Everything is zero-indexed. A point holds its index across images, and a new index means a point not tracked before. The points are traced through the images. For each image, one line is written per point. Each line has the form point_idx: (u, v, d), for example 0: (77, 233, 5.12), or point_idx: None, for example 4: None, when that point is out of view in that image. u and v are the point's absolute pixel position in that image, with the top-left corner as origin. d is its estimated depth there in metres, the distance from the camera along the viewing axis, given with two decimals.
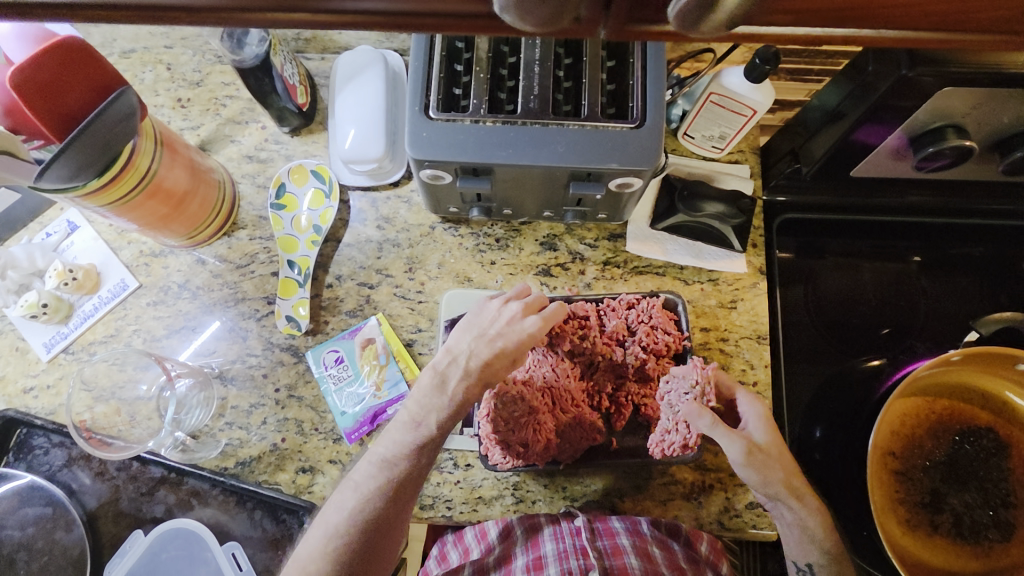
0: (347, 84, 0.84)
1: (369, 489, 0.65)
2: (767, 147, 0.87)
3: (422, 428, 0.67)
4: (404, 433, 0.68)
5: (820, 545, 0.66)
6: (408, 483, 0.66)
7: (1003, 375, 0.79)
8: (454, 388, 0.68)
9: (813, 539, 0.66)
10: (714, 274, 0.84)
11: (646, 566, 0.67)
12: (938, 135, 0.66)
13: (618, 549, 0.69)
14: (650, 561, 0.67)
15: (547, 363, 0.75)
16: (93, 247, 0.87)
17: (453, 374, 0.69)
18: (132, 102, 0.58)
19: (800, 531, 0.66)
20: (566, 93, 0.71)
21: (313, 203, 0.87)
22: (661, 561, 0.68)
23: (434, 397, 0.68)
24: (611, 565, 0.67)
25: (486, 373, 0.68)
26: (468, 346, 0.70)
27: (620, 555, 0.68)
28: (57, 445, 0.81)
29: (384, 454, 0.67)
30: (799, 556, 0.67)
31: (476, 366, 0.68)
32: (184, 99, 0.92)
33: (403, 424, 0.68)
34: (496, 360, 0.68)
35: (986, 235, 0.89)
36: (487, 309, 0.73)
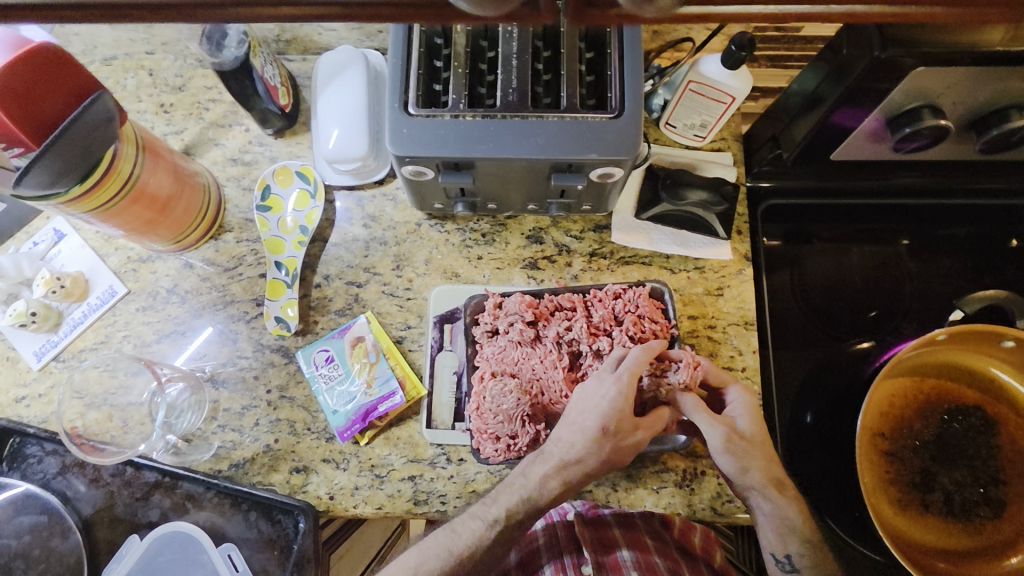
0: (328, 83, 0.84)
1: (432, 554, 0.71)
2: (749, 134, 0.87)
3: (492, 509, 0.70)
4: (476, 513, 0.71)
5: (799, 536, 0.68)
6: (471, 564, 0.69)
7: (988, 352, 0.80)
8: (535, 472, 0.70)
9: (793, 531, 0.68)
10: (700, 262, 0.84)
11: (640, 560, 0.75)
12: (915, 116, 0.66)
13: (611, 544, 0.77)
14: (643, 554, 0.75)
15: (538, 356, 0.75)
16: (80, 254, 0.87)
17: (542, 462, 0.70)
18: (108, 105, 0.59)
19: (780, 524, 0.68)
20: (546, 86, 0.71)
21: (299, 204, 0.87)
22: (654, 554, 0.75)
23: (529, 496, 0.69)
24: (606, 561, 0.75)
25: (577, 467, 0.68)
26: (572, 446, 0.68)
27: (613, 550, 0.76)
28: (51, 453, 0.81)
29: (455, 523, 0.72)
30: (778, 549, 0.68)
31: (567, 456, 0.68)
32: (167, 104, 0.92)
33: (485, 517, 0.70)
34: (586, 453, 0.68)
35: (970, 215, 0.89)
36: (590, 390, 0.70)
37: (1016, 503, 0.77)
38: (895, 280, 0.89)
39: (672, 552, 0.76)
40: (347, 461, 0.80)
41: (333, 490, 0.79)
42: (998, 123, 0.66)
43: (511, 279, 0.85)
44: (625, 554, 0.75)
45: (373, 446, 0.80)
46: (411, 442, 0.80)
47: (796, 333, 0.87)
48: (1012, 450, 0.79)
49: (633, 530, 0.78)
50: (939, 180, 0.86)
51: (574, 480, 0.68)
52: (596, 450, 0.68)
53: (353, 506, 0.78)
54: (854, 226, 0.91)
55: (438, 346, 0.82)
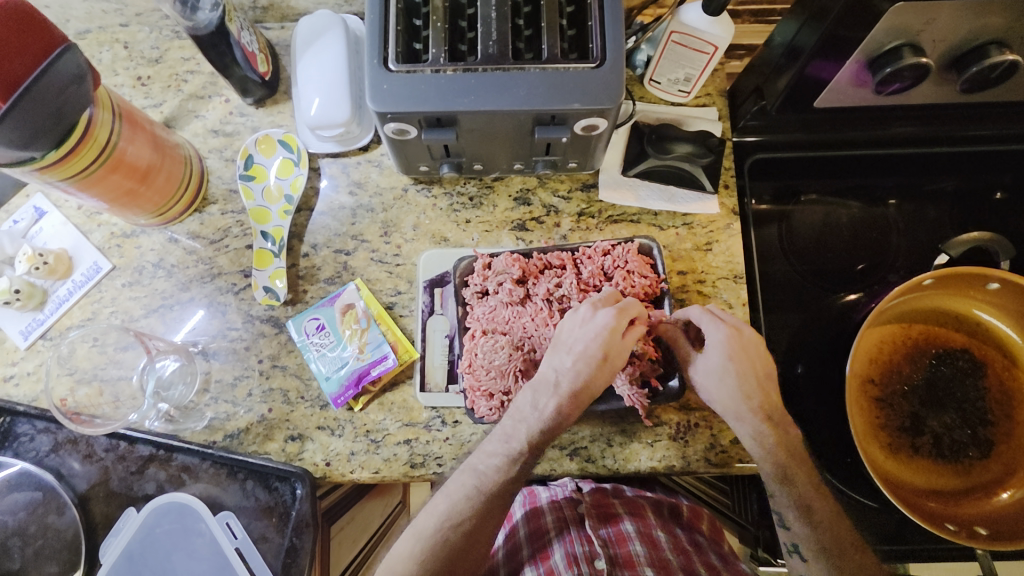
0: (307, 49, 0.83)
1: (459, 495, 0.69)
2: (733, 90, 0.87)
3: (513, 444, 0.69)
4: (496, 450, 0.70)
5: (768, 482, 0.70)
6: (498, 497, 0.68)
7: (972, 295, 0.82)
8: (546, 403, 0.69)
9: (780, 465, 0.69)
10: (688, 218, 0.85)
11: (651, 553, 0.75)
12: (895, 55, 0.66)
13: (623, 537, 0.79)
14: (655, 548, 0.76)
15: (530, 307, 0.76)
16: (63, 232, 0.86)
17: (544, 392, 0.69)
18: (79, 62, 0.59)
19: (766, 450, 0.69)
20: (527, 42, 0.70)
21: (282, 172, 0.86)
22: (665, 546, 0.77)
23: (527, 413, 0.69)
24: (618, 553, 0.76)
25: (586, 391, 0.68)
26: (556, 362, 0.70)
27: (626, 542, 0.77)
28: (42, 430, 0.81)
29: (475, 463, 0.70)
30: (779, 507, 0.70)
31: (569, 384, 0.69)
32: (144, 77, 0.90)
33: (495, 438, 0.71)
34: (581, 371, 0.68)
35: (958, 165, 0.89)
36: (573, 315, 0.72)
37: (1004, 442, 0.79)
38: (882, 233, 0.88)
39: (680, 540, 0.79)
40: (343, 427, 0.80)
41: (329, 456, 0.79)
42: (979, 59, 0.67)
43: (500, 242, 0.85)
44: (629, 527, 0.80)
45: (367, 411, 0.80)
46: (406, 406, 0.80)
47: (786, 285, 0.87)
48: (1000, 391, 0.80)
49: (645, 522, 0.81)
50: (924, 129, 0.86)
51: (581, 401, 0.69)
52: (600, 373, 0.69)
53: (351, 471, 0.78)
54: (843, 180, 0.90)
55: (429, 310, 0.82)
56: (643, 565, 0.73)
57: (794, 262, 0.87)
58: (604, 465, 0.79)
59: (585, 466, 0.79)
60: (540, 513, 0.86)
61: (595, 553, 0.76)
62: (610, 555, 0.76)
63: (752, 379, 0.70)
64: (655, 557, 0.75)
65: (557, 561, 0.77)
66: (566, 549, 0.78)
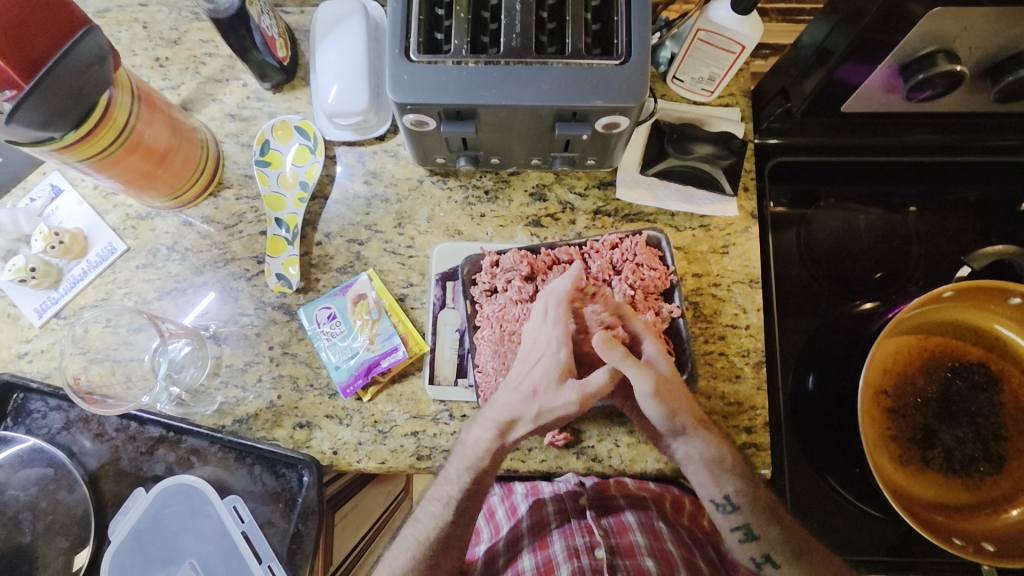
0: (326, 36, 0.82)
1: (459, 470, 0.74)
2: (757, 90, 0.85)
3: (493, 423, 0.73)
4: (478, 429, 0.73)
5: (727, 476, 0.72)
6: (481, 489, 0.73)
7: (993, 309, 0.80)
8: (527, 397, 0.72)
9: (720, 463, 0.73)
10: (706, 219, 0.83)
11: (652, 544, 0.76)
12: (928, 61, 0.65)
13: (624, 527, 0.79)
14: (657, 539, 0.77)
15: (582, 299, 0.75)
16: (79, 211, 0.86)
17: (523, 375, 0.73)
18: (101, 43, 0.58)
19: (704, 466, 0.72)
20: (551, 35, 0.68)
21: (298, 159, 0.86)
22: (666, 537, 0.77)
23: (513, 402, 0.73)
24: (619, 543, 0.76)
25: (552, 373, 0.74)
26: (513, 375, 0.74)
27: (627, 533, 0.77)
28: (55, 408, 0.82)
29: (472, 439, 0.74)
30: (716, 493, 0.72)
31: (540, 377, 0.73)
32: (162, 58, 0.90)
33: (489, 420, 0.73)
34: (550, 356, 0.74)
35: (982, 174, 0.87)
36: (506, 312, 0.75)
37: (1015, 458, 0.78)
38: (902, 241, 0.87)
39: (681, 535, 0.79)
40: (351, 417, 0.80)
41: (337, 445, 0.79)
42: (1016, 68, 0.65)
43: (514, 237, 0.85)
44: (630, 518, 0.80)
45: (376, 402, 0.80)
46: (414, 398, 0.80)
47: (802, 291, 0.86)
48: (1015, 407, 0.79)
49: (647, 513, 0.81)
50: (947, 137, 0.84)
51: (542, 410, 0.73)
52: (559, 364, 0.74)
53: (357, 461, 0.79)
54: (864, 186, 0.88)
55: (440, 303, 0.82)
56: (644, 556, 0.74)
57: (811, 268, 0.86)
58: (610, 465, 0.79)
59: (591, 465, 0.79)
60: (543, 504, 0.84)
61: (595, 543, 0.76)
62: (611, 544, 0.76)
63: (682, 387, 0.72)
64: (656, 548, 0.75)
65: (557, 552, 0.77)
66: (565, 540, 0.78)
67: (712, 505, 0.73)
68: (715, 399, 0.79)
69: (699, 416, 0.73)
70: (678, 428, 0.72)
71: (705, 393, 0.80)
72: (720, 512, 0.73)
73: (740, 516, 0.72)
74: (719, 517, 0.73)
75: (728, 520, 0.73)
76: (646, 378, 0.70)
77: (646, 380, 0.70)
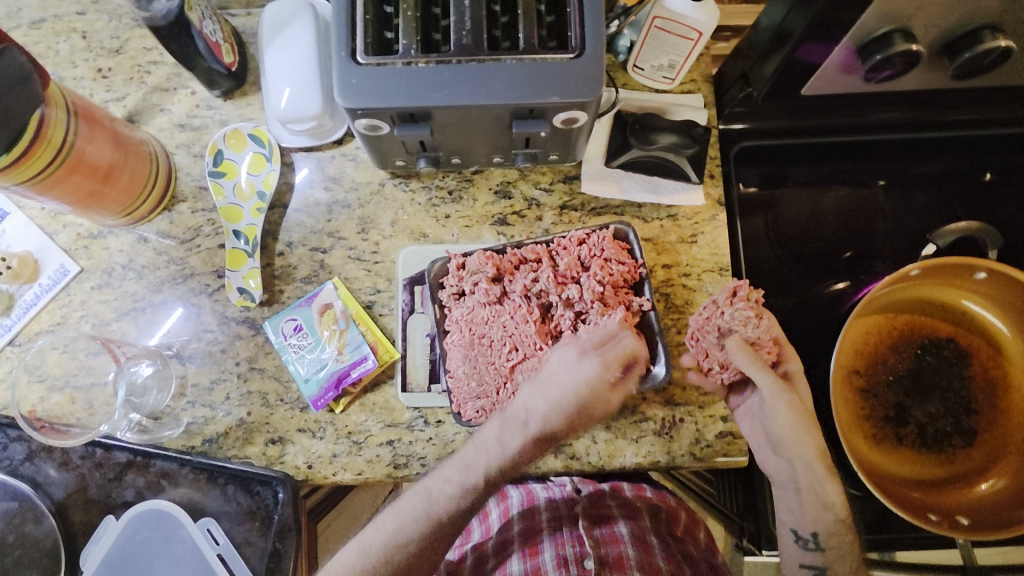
0: (274, 39, 0.79)
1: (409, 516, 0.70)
2: (719, 75, 0.84)
3: (470, 476, 0.68)
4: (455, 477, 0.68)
5: (829, 516, 0.71)
6: (453, 522, 0.69)
7: (961, 285, 0.80)
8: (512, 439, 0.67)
9: (829, 507, 0.71)
10: (673, 209, 0.83)
11: (642, 557, 0.72)
12: (885, 42, 0.64)
13: (616, 538, 0.76)
14: (646, 551, 0.73)
15: (726, 308, 0.70)
16: (27, 233, 0.83)
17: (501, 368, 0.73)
18: (21, 61, 0.57)
19: (812, 499, 0.71)
20: (504, 29, 0.66)
21: (254, 168, 0.83)
22: (657, 551, 0.74)
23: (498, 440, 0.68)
24: (608, 553, 0.73)
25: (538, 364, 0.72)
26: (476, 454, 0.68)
27: (618, 544, 0.74)
28: (16, 439, 0.79)
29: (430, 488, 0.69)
30: (807, 526, 0.71)
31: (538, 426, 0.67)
32: (105, 68, 0.86)
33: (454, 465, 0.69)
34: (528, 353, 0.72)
35: (944, 149, 0.87)
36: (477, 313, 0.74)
37: (986, 430, 0.79)
38: (869, 220, 0.87)
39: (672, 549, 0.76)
40: (324, 429, 0.78)
41: (311, 459, 0.78)
42: (972, 45, 0.65)
43: (481, 237, 0.83)
44: (622, 530, 0.77)
45: (349, 413, 0.79)
46: (387, 407, 0.79)
47: (773, 276, 0.85)
48: (984, 380, 0.80)
49: (640, 525, 0.78)
50: (910, 114, 0.84)
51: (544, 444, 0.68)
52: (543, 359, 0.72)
53: (333, 474, 0.77)
54: (828, 166, 0.88)
55: (409, 308, 0.80)
56: (633, 569, 0.70)
57: (779, 251, 0.86)
58: (589, 462, 0.79)
59: (570, 464, 0.79)
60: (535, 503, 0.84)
61: (584, 554, 0.73)
62: (600, 554, 0.73)
63: (804, 410, 0.71)
64: (645, 562, 0.72)
65: (547, 561, 0.74)
66: (557, 550, 0.75)
67: (790, 534, 0.73)
68: (689, 389, 0.79)
69: (822, 450, 0.71)
70: (791, 455, 0.71)
71: (680, 384, 0.79)
72: (796, 543, 0.73)
73: (820, 557, 0.72)
74: (791, 548, 0.73)
75: (801, 555, 0.73)
76: (782, 395, 0.69)
77: (782, 397, 0.69)
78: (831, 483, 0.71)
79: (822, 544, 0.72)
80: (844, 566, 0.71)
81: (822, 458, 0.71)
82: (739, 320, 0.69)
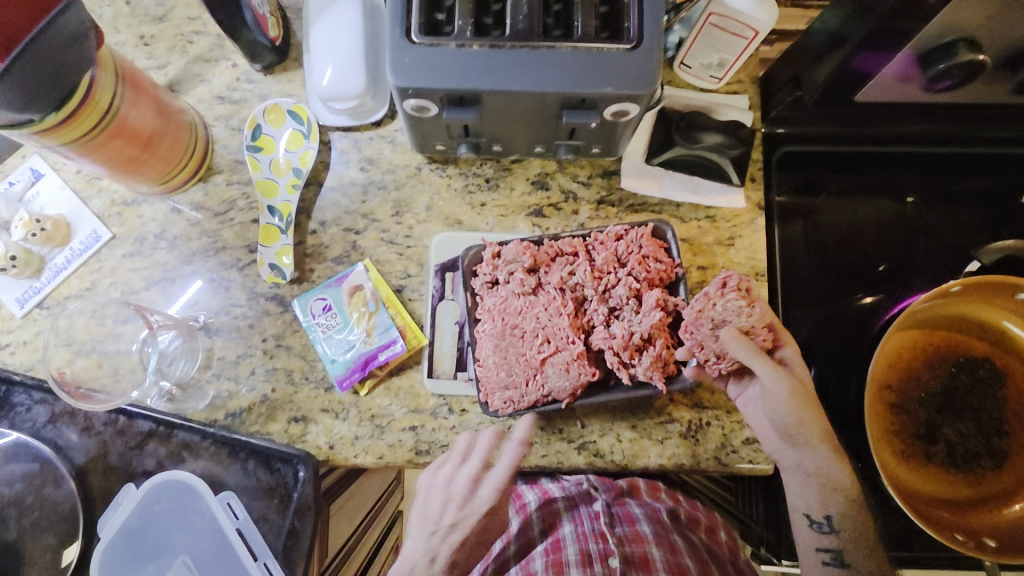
0: (321, 14, 0.78)
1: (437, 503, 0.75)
2: (767, 77, 0.83)
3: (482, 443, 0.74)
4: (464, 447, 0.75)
5: (840, 493, 0.69)
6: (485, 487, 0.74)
7: (1000, 304, 0.79)
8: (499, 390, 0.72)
9: (836, 487, 0.69)
10: (712, 211, 0.82)
11: (669, 558, 0.74)
12: (949, 51, 0.63)
13: (640, 536, 0.76)
14: (673, 553, 0.75)
15: (719, 300, 0.66)
16: (61, 197, 0.82)
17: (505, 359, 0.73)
18: (79, 19, 0.54)
19: (818, 481, 0.69)
20: (557, 18, 0.65)
21: (291, 144, 0.83)
22: (683, 551, 0.75)
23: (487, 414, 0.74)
24: (633, 552, 0.75)
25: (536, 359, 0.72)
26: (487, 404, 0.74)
27: (643, 543, 0.75)
28: (40, 401, 0.79)
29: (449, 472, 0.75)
30: (816, 510, 0.70)
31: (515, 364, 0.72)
32: (147, 36, 0.85)
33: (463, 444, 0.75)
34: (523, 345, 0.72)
35: (989, 166, 0.86)
36: (510, 304, 0.73)
37: (1018, 454, 0.78)
38: (909, 233, 0.85)
39: (699, 550, 0.76)
40: (347, 411, 0.78)
41: (333, 440, 0.77)
42: None
43: (516, 227, 0.82)
44: (645, 528, 0.77)
45: (373, 396, 0.78)
46: (412, 393, 0.78)
47: (808, 285, 0.84)
48: (1019, 402, 0.79)
49: (662, 523, 0.79)
50: (943, 127, 0.82)
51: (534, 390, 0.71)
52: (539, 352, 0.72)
53: (354, 456, 0.77)
54: (870, 176, 0.86)
55: (439, 295, 0.80)
56: (661, 571, 0.72)
57: (816, 260, 0.85)
58: (612, 460, 0.78)
59: (593, 461, 0.78)
60: (553, 502, 0.85)
61: (609, 551, 0.75)
62: (625, 554, 0.74)
63: (805, 393, 0.68)
64: (673, 562, 0.73)
65: (570, 555, 0.75)
66: (580, 545, 0.77)
67: (802, 520, 0.71)
68: (718, 394, 0.78)
69: (827, 431, 0.69)
70: (799, 439, 0.68)
71: (709, 388, 0.78)
72: (809, 529, 0.71)
73: (834, 540, 0.70)
74: (804, 533, 0.71)
75: (816, 540, 0.71)
76: (784, 380, 0.67)
77: (785, 382, 0.67)
78: (837, 462, 0.69)
79: (836, 526, 0.69)
80: (858, 550, 0.69)
81: (827, 439, 0.68)
82: (733, 307, 0.65)
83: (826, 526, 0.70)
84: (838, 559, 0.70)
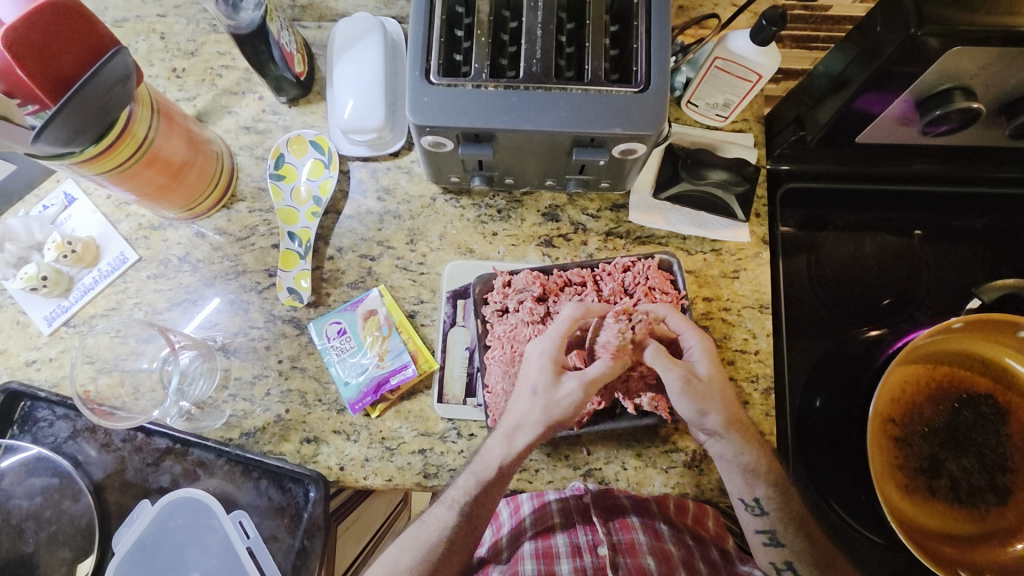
0: (344, 53, 0.82)
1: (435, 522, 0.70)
2: (771, 117, 0.86)
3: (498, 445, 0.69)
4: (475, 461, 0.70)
5: (763, 479, 0.70)
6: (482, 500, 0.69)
7: (1004, 342, 0.80)
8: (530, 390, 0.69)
9: (756, 475, 0.70)
10: (717, 244, 0.84)
11: (653, 543, 0.74)
12: (946, 98, 0.66)
13: (635, 548, 0.73)
14: (658, 538, 0.75)
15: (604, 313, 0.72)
16: (91, 220, 0.86)
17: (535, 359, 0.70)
18: (128, 62, 0.59)
19: (738, 471, 0.70)
20: (569, 59, 0.69)
21: (313, 173, 0.86)
22: (667, 535, 0.76)
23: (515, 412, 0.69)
24: (621, 541, 0.74)
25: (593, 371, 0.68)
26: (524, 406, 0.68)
27: (629, 531, 0.76)
28: (62, 417, 0.82)
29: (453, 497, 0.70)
30: (744, 492, 0.70)
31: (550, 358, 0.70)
32: (179, 69, 0.90)
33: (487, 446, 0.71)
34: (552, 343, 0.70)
35: (990, 205, 0.88)
36: (521, 330, 0.75)
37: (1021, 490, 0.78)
38: (911, 269, 0.87)
39: (684, 534, 0.77)
40: (358, 433, 0.80)
41: (343, 461, 0.79)
42: None
43: (526, 256, 0.85)
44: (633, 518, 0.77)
45: (384, 418, 0.80)
46: (422, 416, 0.80)
47: (811, 318, 0.86)
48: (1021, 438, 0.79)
49: (648, 509, 0.79)
50: (946, 167, 0.84)
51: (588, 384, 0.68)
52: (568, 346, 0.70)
53: (364, 477, 0.79)
54: (874, 212, 0.89)
55: (451, 320, 0.82)
56: (646, 555, 0.72)
57: (820, 294, 0.86)
58: (617, 488, 0.79)
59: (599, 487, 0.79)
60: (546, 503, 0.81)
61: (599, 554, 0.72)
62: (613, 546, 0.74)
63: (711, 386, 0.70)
64: (657, 546, 0.74)
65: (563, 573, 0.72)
66: (573, 559, 0.74)
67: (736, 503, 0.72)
68: None
69: (736, 421, 0.70)
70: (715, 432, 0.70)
71: None
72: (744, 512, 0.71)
73: (767, 520, 0.71)
74: (743, 518, 0.72)
75: (753, 522, 0.71)
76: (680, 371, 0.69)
77: (674, 373, 0.69)
78: (751, 449, 0.70)
79: (765, 507, 0.70)
80: (788, 529, 0.70)
81: (736, 428, 0.70)
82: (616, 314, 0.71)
83: (758, 508, 0.71)
84: (775, 541, 0.71)
